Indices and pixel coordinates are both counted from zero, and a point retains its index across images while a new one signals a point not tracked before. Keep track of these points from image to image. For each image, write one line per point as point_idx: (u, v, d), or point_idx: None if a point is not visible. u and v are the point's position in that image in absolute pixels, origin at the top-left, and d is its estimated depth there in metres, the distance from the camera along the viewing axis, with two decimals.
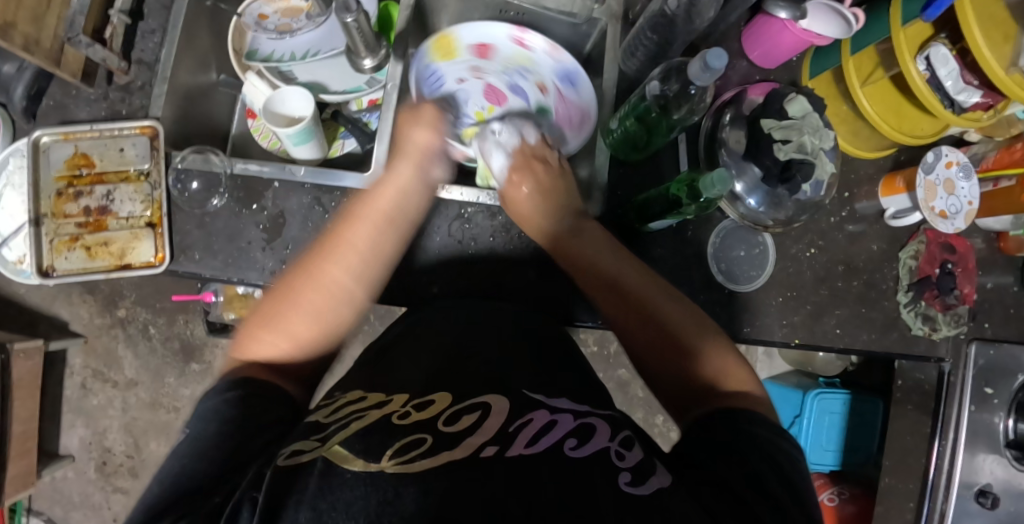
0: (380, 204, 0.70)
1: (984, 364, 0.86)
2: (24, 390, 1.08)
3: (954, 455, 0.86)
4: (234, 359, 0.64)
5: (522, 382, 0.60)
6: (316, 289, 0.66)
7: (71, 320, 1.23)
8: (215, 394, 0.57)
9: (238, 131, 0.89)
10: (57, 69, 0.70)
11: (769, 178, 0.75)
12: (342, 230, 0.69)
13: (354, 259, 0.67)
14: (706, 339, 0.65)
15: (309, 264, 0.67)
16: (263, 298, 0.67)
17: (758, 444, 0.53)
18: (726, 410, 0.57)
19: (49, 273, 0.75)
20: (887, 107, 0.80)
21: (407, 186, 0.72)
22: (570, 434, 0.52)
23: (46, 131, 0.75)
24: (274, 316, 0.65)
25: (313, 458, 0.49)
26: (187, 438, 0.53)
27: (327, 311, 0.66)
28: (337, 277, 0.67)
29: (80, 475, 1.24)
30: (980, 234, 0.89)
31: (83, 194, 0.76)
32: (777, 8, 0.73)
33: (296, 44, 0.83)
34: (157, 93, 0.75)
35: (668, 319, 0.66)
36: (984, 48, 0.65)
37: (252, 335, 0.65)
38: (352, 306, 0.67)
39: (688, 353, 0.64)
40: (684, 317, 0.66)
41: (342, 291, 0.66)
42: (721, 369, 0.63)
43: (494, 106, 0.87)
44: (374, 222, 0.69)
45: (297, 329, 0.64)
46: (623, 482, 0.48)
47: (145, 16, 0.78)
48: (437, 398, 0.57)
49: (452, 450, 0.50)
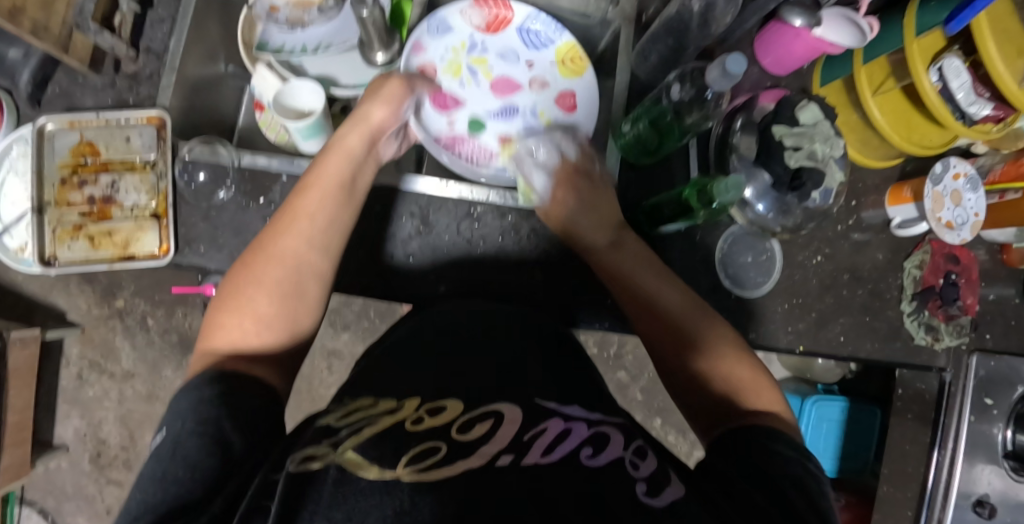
0: (331, 172, 0.67)
1: (986, 375, 0.86)
2: (20, 380, 1.07)
3: (952, 465, 0.87)
4: (199, 351, 0.62)
5: (533, 388, 0.59)
6: (274, 262, 0.63)
7: (67, 309, 1.22)
8: (190, 389, 0.55)
9: (245, 123, 0.88)
10: (65, 56, 0.69)
11: (779, 185, 0.76)
12: (296, 201, 0.66)
13: (310, 228, 0.65)
14: (718, 349, 0.65)
15: (265, 240, 0.65)
16: (224, 281, 0.65)
17: (785, 463, 0.53)
18: (757, 433, 0.56)
19: (51, 262, 0.74)
20: (897, 116, 0.80)
21: (356, 151, 0.70)
22: (585, 442, 0.52)
23: (51, 118, 0.73)
24: (236, 298, 0.63)
25: (326, 464, 0.48)
26: (167, 437, 0.51)
27: (292, 294, 0.64)
28: (294, 251, 0.64)
29: (74, 466, 1.23)
30: (984, 246, 0.89)
31: (88, 183, 0.75)
32: (793, 15, 0.71)
33: (307, 37, 0.83)
34: (165, 83, 0.74)
35: (691, 330, 0.66)
36: (997, 62, 0.65)
37: (217, 321, 0.62)
38: (316, 280, 0.65)
39: (711, 366, 0.64)
40: (709, 328, 0.66)
41: (307, 265, 0.64)
42: (747, 384, 0.63)
43: (490, 82, 0.83)
44: (324, 190, 0.66)
45: (261, 309, 0.62)
46: (640, 492, 0.48)
47: (154, 5, 0.76)
48: (449, 405, 0.56)
49: (466, 458, 0.49)
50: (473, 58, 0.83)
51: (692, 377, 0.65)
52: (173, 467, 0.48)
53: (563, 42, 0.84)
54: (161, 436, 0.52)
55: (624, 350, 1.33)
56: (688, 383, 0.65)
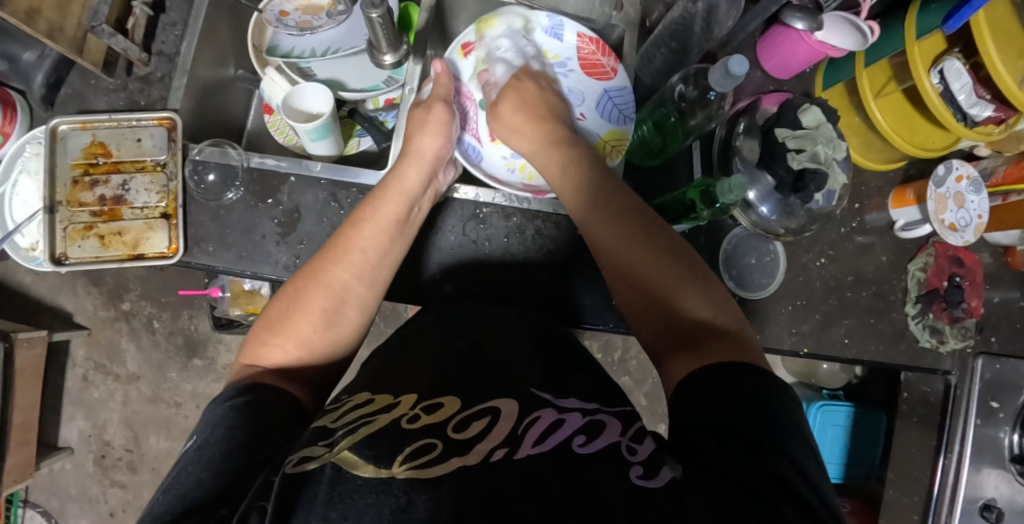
0: (389, 210, 0.68)
1: (992, 378, 0.86)
2: (25, 380, 1.07)
3: (959, 469, 0.87)
4: (240, 366, 0.62)
5: (532, 382, 0.60)
6: (322, 291, 0.64)
7: (75, 311, 1.22)
8: (221, 402, 0.56)
9: (253, 126, 0.89)
10: (79, 58, 0.70)
11: (783, 187, 0.76)
12: (348, 232, 0.67)
13: (362, 261, 0.66)
14: (685, 284, 0.63)
15: (318, 268, 0.65)
16: (272, 301, 0.66)
17: (762, 404, 0.51)
18: (720, 369, 0.54)
19: (62, 260, 0.75)
20: (898, 118, 0.81)
21: (413, 191, 0.70)
22: (578, 431, 0.52)
23: (64, 118, 0.75)
24: (284, 321, 0.64)
25: (321, 464, 0.48)
26: (194, 445, 0.52)
27: (335, 314, 0.64)
28: (344, 281, 0.65)
29: (79, 468, 1.23)
30: (988, 249, 0.89)
31: (99, 183, 0.76)
32: (794, 19, 0.72)
33: (316, 41, 0.85)
34: (176, 85, 0.76)
35: (635, 258, 0.65)
36: (997, 63, 0.66)
37: (260, 340, 0.63)
38: (359, 307, 0.66)
39: (655, 286, 0.64)
40: (657, 249, 0.64)
41: (353, 294, 0.65)
42: (685, 293, 0.63)
43: (543, 93, 0.83)
44: (381, 227, 0.67)
45: (304, 333, 0.63)
46: (634, 475, 0.47)
47: (166, 9, 0.78)
48: (446, 402, 0.57)
49: (463, 456, 0.49)
50: (548, 70, 0.83)
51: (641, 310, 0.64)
52: (195, 472, 0.49)
53: (613, 127, 0.80)
54: (189, 443, 0.52)
55: (628, 355, 1.33)
56: (654, 313, 0.64)
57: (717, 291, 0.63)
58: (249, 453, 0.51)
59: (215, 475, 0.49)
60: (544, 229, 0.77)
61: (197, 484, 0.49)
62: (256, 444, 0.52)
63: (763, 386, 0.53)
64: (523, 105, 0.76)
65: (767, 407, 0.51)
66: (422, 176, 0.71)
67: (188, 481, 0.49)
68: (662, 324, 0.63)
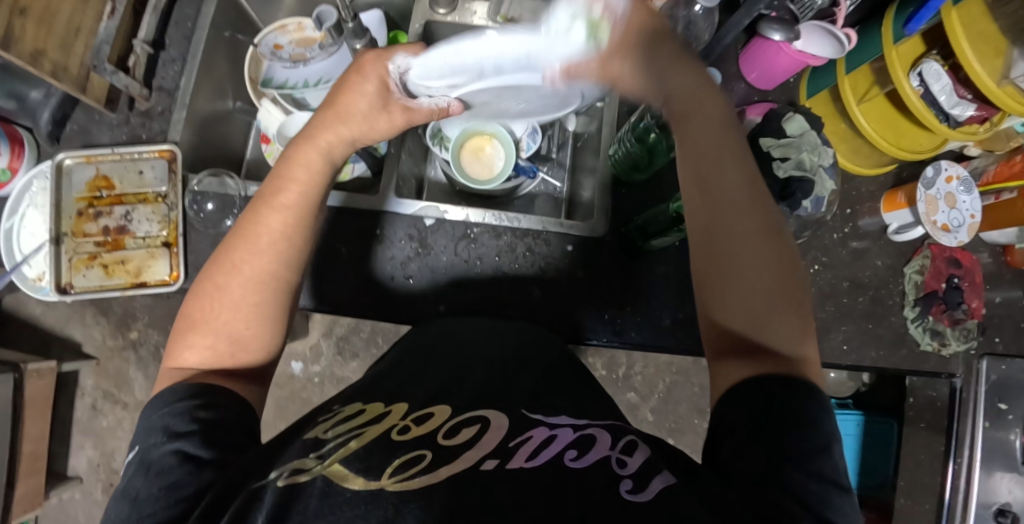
0: (301, 181, 0.64)
1: (998, 379, 0.85)
2: (35, 410, 1.09)
3: (970, 473, 0.85)
4: (164, 372, 0.59)
5: (521, 401, 0.59)
6: (245, 280, 0.60)
7: (84, 341, 1.24)
8: (158, 407, 0.54)
9: (252, 156, 0.93)
10: (82, 94, 0.73)
11: (770, 196, 0.76)
12: (259, 212, 0.62)
13: (279, 239, 0.61)
14: (776, 281, 0.56)
15: (233, 255, 0.60)
16: (189, 299, 0.62)
17: (807, 427, 0.49)
18: (785, 379, 0.51)
19: (67, 289, 0.77)
20: (884, 123, 0.81)
21: (328, 159, 0.65)
22: (569, 446, 0.51)
23: (69, 153, 0.78)
24: (206, 318, 0.59)
25: (312, 477, 0.47)
26: (144, 452, 0.51)
27: (266, 308, 0.60)
28: (263, 263, 0.61)
29: (87, 496, 1.25)
30: (987, 249, 0.88)
31: (103, 214, 0.79)
32: (771, 30, 0.74)
33: (309, 72, 0.84)
34: (177, 119, 0.79)
35: (734, 227, 0.57)
36: (974, 63, 0.66)
37: (183, 341, 0.59)
38: (288, 295, 0.62)
39: (735, 244, 0.56)
40: (767, 254, 0.56)
41: (277, 275, 0.61)
42: (753, 270, 0.56)
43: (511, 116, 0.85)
44: (297, 206, 0.63)
45: (233, 328, 0.59)
46: (623, 490, 0.47)
47: (166, 46, 0.81)
48: (436, 411, 0.56)
49: (451, 465, 0.49)
50: None
51: (728, 275, 0.56)
52: (144, 484, 0.49)
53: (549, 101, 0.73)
54: (133, 454, 0.52)
55: (632, 371, 1.32)
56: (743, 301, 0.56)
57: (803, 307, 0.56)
58: (208, 469, 0.49)
59: (171, 496, 0.48)
60: (535, 246, 0.79)
61: (148, 498, 0.48)
62: (222, 462, 0.51)
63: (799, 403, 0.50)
64: (649, 47, 0.58)
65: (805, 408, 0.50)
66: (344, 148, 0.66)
67: (145, 491, 0.48)
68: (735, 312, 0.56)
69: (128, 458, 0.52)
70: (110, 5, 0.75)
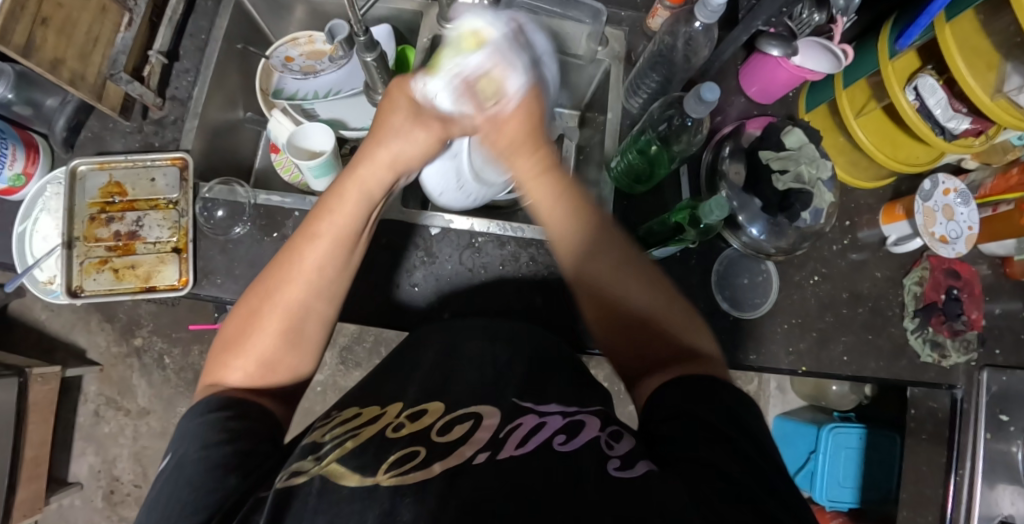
0: (342, 221, 0.63)
1: (999, 391, 0.85)
2: (38, 415, 1.10)
3: (972, 485, 0.86)
4: (204, 387, 0.60)
5: (514, 388, 0.58)
6: (278, 314, 0.61)
7: (88, 347, 1.26)
8: (194, 417, 0.55)
9: (261, 166, 0.95)
10: (98, 102, 0.75)
11: (769, 207, 0.78)
12: (297, 248, 0.62)
13: (317, 277, 0.62)
14: (664, 312, 0.62)
15: (271, 288, 0.61)
16: (227, 321, 0.63)
17: (737, 420, 0.51)
18: (697, 384, 0.54)
19: (78, 293, 0.78)
20: (882, 136, 0.83)
21: (374, 193, 0.65)
22: (558, 431, 0.51)
23: (83, 159, 0.80)
24: (242, 341, 0.60)
25: (310, 477, 0.47)
26: (172, 461, 0.52)
27: (297, 335, 0.61)
28: (299, 299, 0.61)
29: (87, 503, 1.25)
30: (985, 261, 0.89)
31: (114, 219, 0.80)
32: (769, 46, 0.76)
33: (319, 84, 0.89)
34: (189, 128, 0.81)
35: (592, 267, 0.64)
36: (968, 77, 0.68)
37: (219, 359, 0.60)
38: (320, 322, 0.63)
39: (597, 281, 0.64)
40: (629, 278, 0.63)
41: (312, 311, 0.62)
42: (631, 294, 0.63)
43: None
44: (332, 240, 0.62)
45: (266, 352, 0.60)
46: (611, 468, 0.47)
47: (180, 57, 0.83)
48: (429, 409, 0.56)
49: (446, 459, 0.49)
50: None
51: (624, 331, 0.63)
52: (172, 493, 0.48)
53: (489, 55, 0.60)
54: (167, 461, 0.52)
55: None
56: (641, 340, 0.62)
57: (705, 328, 0.62)
58: (234, 473, 0.50)
59: (200, 502, 0.47)
60: (538, 255, 0.80)
61: (179, 501, 0.47)
62: (244, 467, 0.51)
63: (740, 406, 0.53)
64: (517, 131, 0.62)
65: (749, 414, 0.53)
66: (387, 175, 0.66)
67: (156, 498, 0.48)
68: (628, 347, 0.63)
69: (160, 469, 0.52)
70: (127, 17, 0.77)
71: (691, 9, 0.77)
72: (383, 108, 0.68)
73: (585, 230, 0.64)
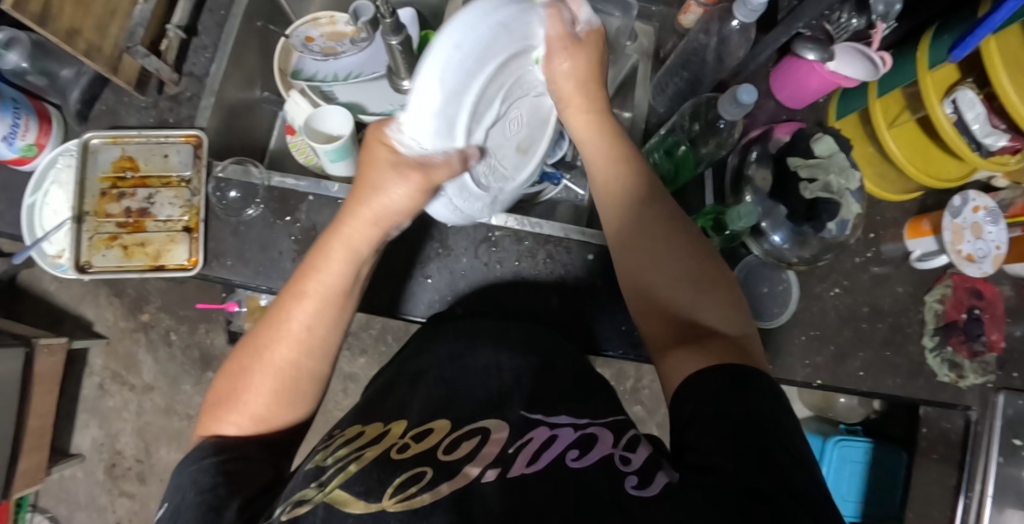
0: (330, 280, 0.59)
1: (1013, 414, 0.83)
2: (43, 386, 1.09)
3: (980, 508, 0.85)
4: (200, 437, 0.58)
5: (521, 401, 0.57)
6: (270, 373, 0.58)
7: (95, 320, 1.25)
8: (192, 463, 0.53)
9: (276, 146, 0.94)
10: (113, 75, 0.74)
11: (796, 215, 0.76)
12: (287, 308, 0.59)
13: (306, 336, 0.59)
14: (705, 305, 0.58)
15: (259, 345, 0.59)
16: (218, 375, 0.61)
17: (779, 423, 0.48)
18: (735, 369, 0.51)
19: (85, 268, 0.77)
20: (913, 149, 0.80)
21: (362, 251, 0.60)
22: (571, 446, 0.50)
23: (96, 133, 0.78)
24: (234, 398, 0.58)
25: (313, 507, 0.46)
26: (168, 512, 0.49)
27: (290, 392, 0.59)
28: (291, 358, 0.58)
29: (88, 476, 1.25)
30: (1009, 281, 0.87)
31: (126, 196, 0.79)
32: (805, 49, 0.73)
33: (340, 67, 0.87)
34: (205, 105, 0.79)
35: (636, 223, 0.62)
36: (1010, 92, 0.66)
37: (215, 411, 0.59)
38: (314, 379, 0.60)
39: (634, 248, 0.62)
40: (672, 244, 0.60)
41: (304, 368, 0.59)
42: (670, 263, 0.60)
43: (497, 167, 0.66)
44: (321, 300, 0.59)
45: (258, 409, 0.58)
46: (628, 486, 0.46)
47: (198, 32, 0.81)
48: (436, 426, 0.54)
49: (452, 481, 0.47)
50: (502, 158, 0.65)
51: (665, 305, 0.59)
52: None
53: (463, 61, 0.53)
54: (162, 511, 0.50)
55: (640, 384, 1.32)
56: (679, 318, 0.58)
57: (742, 315, 0.59)
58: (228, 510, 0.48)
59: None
60: (555, 253, 0.78)
61: None
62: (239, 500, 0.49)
63: (770, 394, 0.50)
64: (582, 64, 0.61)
65: (784, 418, 0.49)
66: (375, 233, 0.60)
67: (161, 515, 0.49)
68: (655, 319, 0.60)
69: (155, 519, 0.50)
70: None
71: (728, 7, 0.74)
72: (362, 158, 0.57)
73: (627, 179, 0.63)
